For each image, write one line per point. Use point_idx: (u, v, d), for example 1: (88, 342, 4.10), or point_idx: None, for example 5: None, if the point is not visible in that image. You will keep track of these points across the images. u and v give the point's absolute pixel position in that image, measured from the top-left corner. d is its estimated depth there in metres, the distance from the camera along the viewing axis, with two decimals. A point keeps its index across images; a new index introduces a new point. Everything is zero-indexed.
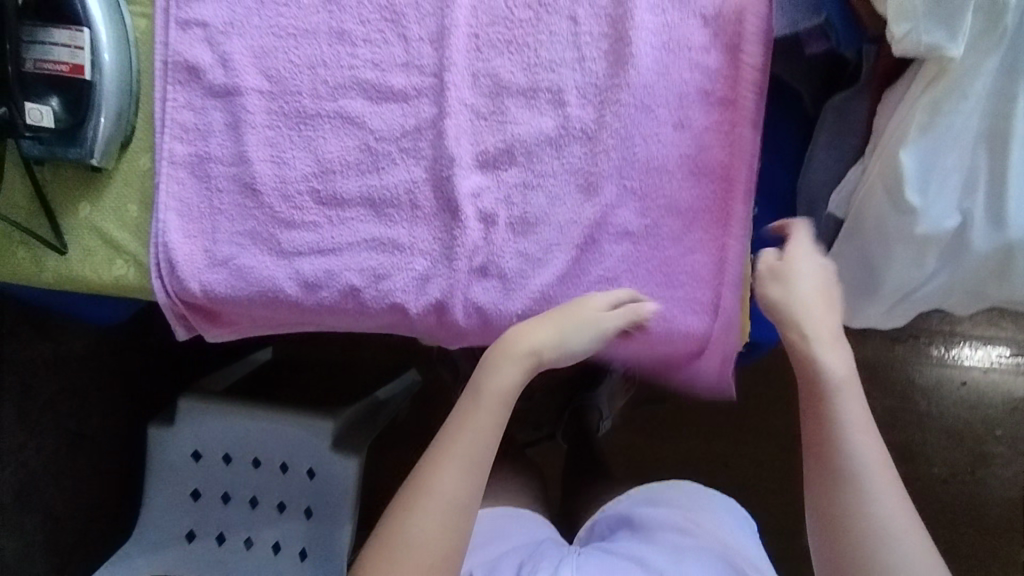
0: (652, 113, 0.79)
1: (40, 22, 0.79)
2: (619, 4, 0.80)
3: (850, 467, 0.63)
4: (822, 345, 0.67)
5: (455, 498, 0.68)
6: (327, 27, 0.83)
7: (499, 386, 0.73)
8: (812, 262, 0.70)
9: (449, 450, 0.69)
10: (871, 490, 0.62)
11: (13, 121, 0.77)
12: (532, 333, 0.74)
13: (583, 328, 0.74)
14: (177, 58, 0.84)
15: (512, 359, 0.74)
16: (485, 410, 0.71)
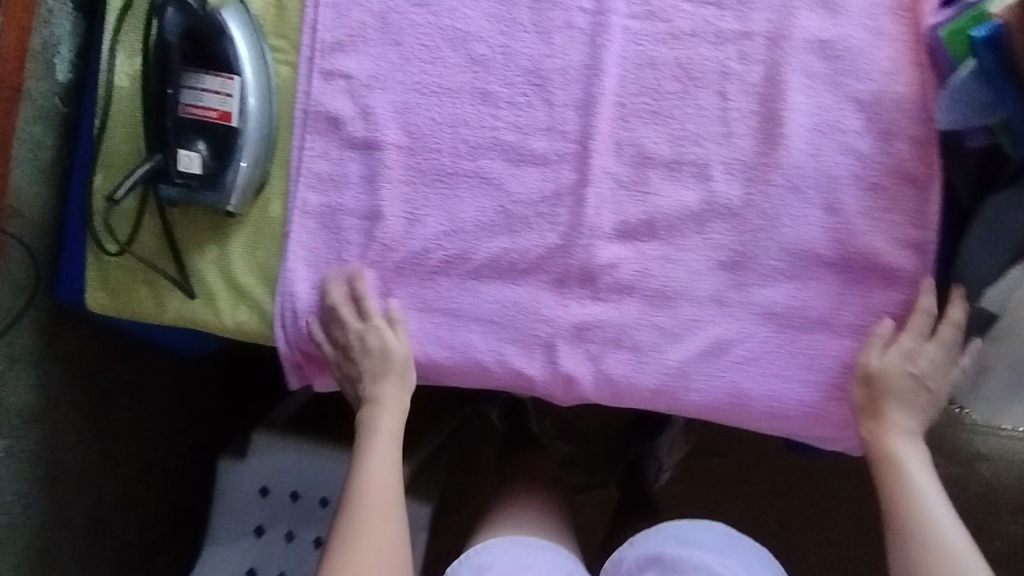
0: (802, 195, 0.78)
1: (195, 68, 0.79)
2: (772, 83, 0.79)
3: (927, 530, 0.74)
4: (895, 430, 0.78)
5: (388, 514, 0.80)
6: (471, 86, 0.82)
7: (379, 430, 0.84)
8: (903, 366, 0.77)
9: (368, 478, 0.82)
10: (952, 552, 0.72)
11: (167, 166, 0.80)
12: (380, 386, 0.84)
13: (382, 360, 0.82)
14: (318, 108, 0.83)
15: (381, 410, 0.84)
16: (374, 439, 0.84)
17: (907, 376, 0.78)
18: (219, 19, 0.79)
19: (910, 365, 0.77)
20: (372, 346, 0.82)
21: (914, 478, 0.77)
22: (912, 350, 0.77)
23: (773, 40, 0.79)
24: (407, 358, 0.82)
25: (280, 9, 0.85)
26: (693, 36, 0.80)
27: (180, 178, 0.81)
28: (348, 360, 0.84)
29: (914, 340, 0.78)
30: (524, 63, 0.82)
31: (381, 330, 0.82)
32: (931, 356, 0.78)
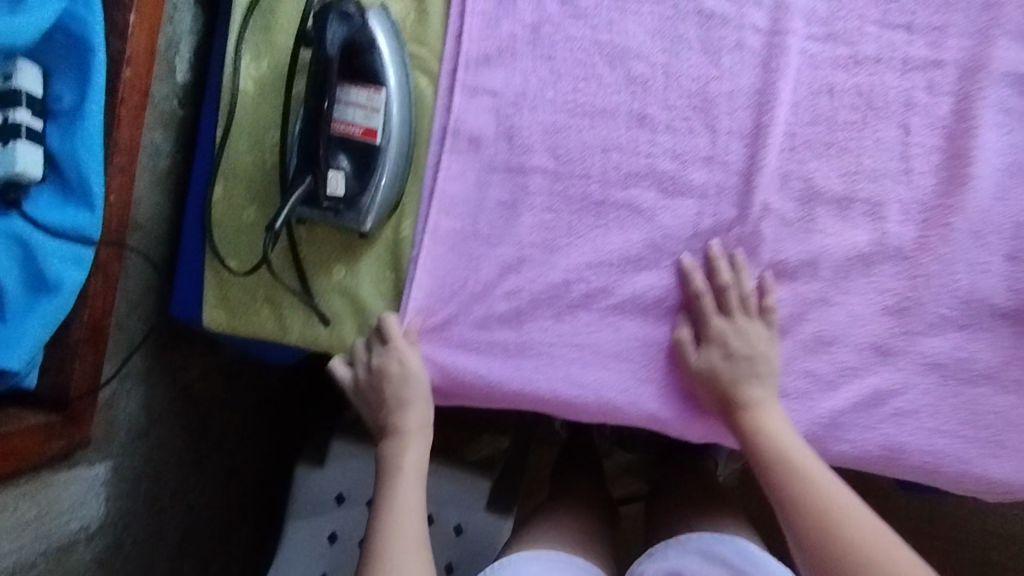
0: (983, 242, 0.73)
1: (340, 79, 0.74)
2: (962, 118, 0.74)
3: (824, 497, 0.66)
4: (764, 407, 0.72)
5: (418, 559, 0.69)
6: (628, 108, 0.77)
7: (400, 465, 0.75)
8: (743, 342, 0.73)
9: (391, 517, 0.71)
10: (850, 516, 0.64)
11: (317, 191, 0.74)
12: (403, 417, 0.76)
13: (398, 381, 0.76)
14: (459, 127, 0.78)
15: (405, 446, 0.75)
16: (390, 480, 0.74)
17: (742, 360, 0.73)
18: (370, 29, 0.74)
19: (749, 348, 0.73)
20: (389, 373, 0.76)
21: (781, 442, 0.70)
22: (719, 334, 0.74)
23: (964, 71, 0.74)
24: (423, 386, 0.76)
25: (421, 15, 0.80)
26: (876, 63, 0.75)
27: (326, 203, 0.75)
28: (369, 387, 0.78)
29: (746, 322, 0.74)
30: (688, 85, 0.76)
31: (400, 351, 0.76)
32: (765, 336, 0.74)
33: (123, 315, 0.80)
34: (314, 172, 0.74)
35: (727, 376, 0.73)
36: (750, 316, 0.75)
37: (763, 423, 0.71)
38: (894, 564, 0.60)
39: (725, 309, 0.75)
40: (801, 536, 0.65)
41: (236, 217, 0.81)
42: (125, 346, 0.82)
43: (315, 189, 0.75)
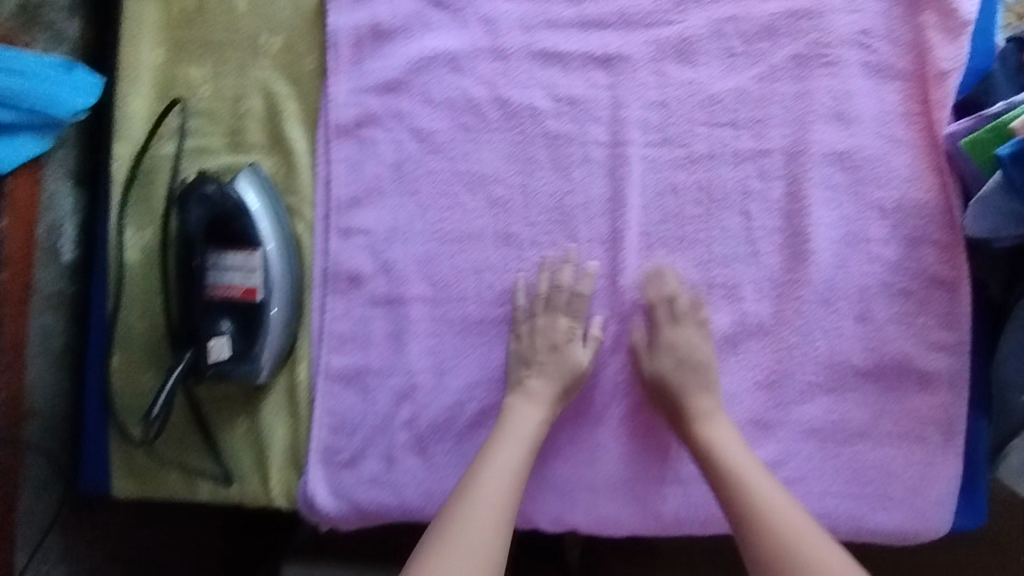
0: (833, 308, 0.79)
1: (216, 245, 0.77)
2: (794, 200, 0.81)
3: (773, 509, 0.67)
4: (720, 432, 0.75)
5: (492, 518, 0.68)
6: (493, 229, 0.83)
7: (517, 422, 0.76)
8: (692, 373, 0.77)
9: (485, 469, 0.72)
10: (795, 531, 0.66)
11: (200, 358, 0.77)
12: (545, 382, 0.78)
13: (557, 362, 0.78)
14: (338, 268, 0.82)
15: (528, 410, 0.76)
16: (502, 441, 0.74)
17: (682, 366, 0.77)
18: (237, 195, 0.78)
19: (688, 356, 0.77)
20: (560, 346, 0.79)
21: (730, 455, 0.72)
22: (659, 349, 0.78)
23: (790, 156, 0.81)
24: (582, 375, 0.79)
25: (291, 169, 0.84)
26: (711, 159, 0.82)
27: (215, 366, 0.78)
28: (528, 344, 0.80)
29: (687, 332, 0.79)
30: (546, 202, 0.83)
31: (576, 334, 0.80)
32: (705, 347, 0.79)
33: (29, 501, 0.80)
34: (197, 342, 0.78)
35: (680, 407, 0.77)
36: (687, 323, 0.79)
37: (712, 444, 0.74)
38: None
39: (672, 316, 0.79)
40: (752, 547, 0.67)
41: (134, 383, 0.83)
42: (34, 533, 0.82)
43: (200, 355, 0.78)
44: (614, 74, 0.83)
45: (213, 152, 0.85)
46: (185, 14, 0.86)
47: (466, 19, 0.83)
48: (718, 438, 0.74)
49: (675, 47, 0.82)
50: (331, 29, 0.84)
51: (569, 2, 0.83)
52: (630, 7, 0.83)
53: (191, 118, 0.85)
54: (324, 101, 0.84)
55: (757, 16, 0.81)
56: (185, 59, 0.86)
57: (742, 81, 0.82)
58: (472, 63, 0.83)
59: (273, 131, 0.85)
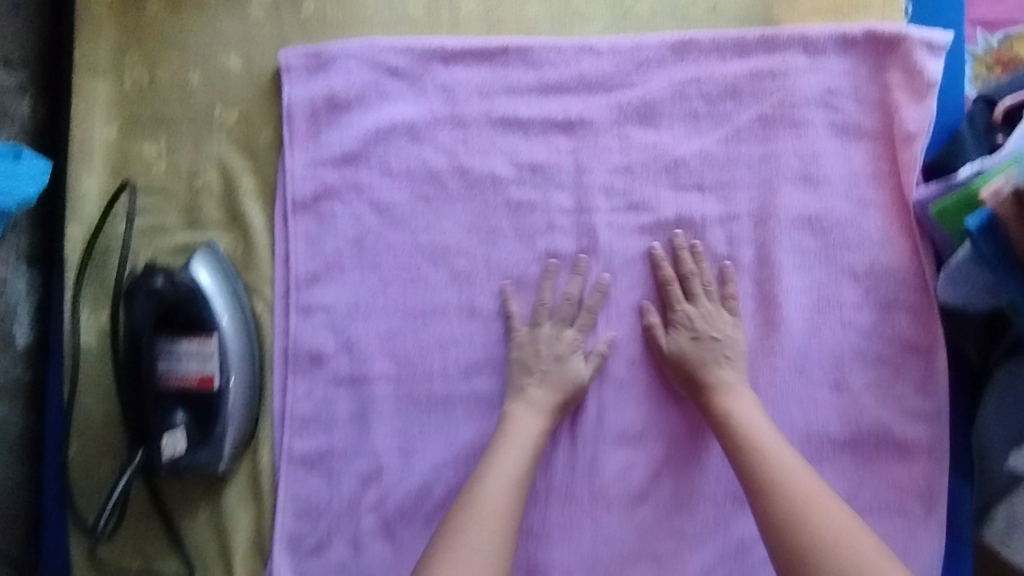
0: (807, 376, 0.77)
1: (169, 333, 0.75)
2: (764, 265, 0.79)
3: (790, 480, 0.65)
4: (741, 403, 0.73)
5: (497, 525, 0.67)
6: (457, 303, 0.81)
7: (521, 430, 0.74)
8: (715, 350, 0.76)
9: (489, 477, 0.70)
10: (812, 501, 0.63)
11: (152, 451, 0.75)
12: (544, 392, 0.76)
13: (560, 375, 0.77)
14: (299, 348, 0.80)
15: (533, 417, 0.75)
16: (505, 448, 0.73)
17: (700, 340, 0.76)
18: (197, 283, 0.76)
19: (705, 329, 0.76)
20: (560, 357, 0.77)
21: (750, 426, 0.71)
22: (681, 320, 0.77)
23: (758, 220, 0.79)
24: (584, 387, 0.78)
25: (249, 246, 0.82)
26: (678, 225, 0.80)
27: (170, 458, 0.75)
28: (530, 355, 0.78)
29: (710, 306, 0.78)
30: (510, 273, 0.81)
31: (580, 347, 0.78)
32: (730, 323, 0.77)
33: None
34: (149, 435, 0.76)
35: (700, 376, 0.75)
36: (713, 300, 0.78)
37: (732, 414, 0.72)
38: (857, 553, 0.59)
39: (690, 294, 0.78)
40: (767, 518, 0.64)
41: (94, 472, 0.81)
42: None
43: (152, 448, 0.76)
44: (576, 140, 0.81)
45: (168, 230, 0.83)
46: (137, 88, 0.83)
47: (424, 88, 0.81)
48: (737, 409, 0.72)
49: (638, 111, 0.80)
50: (286, 102, 0.81)
51: (529, 66, 0.81)
52: (591, 70, 0.80)
53: (144, 195, 0.83)
54: (281, 175, 0.82)
55: (720, 77, 0.79)
56: (137, 134, 0.83)
57: (708, 143, 0.80)
58: (431, 132, 0.81)
59: (228, 206, 0.82)
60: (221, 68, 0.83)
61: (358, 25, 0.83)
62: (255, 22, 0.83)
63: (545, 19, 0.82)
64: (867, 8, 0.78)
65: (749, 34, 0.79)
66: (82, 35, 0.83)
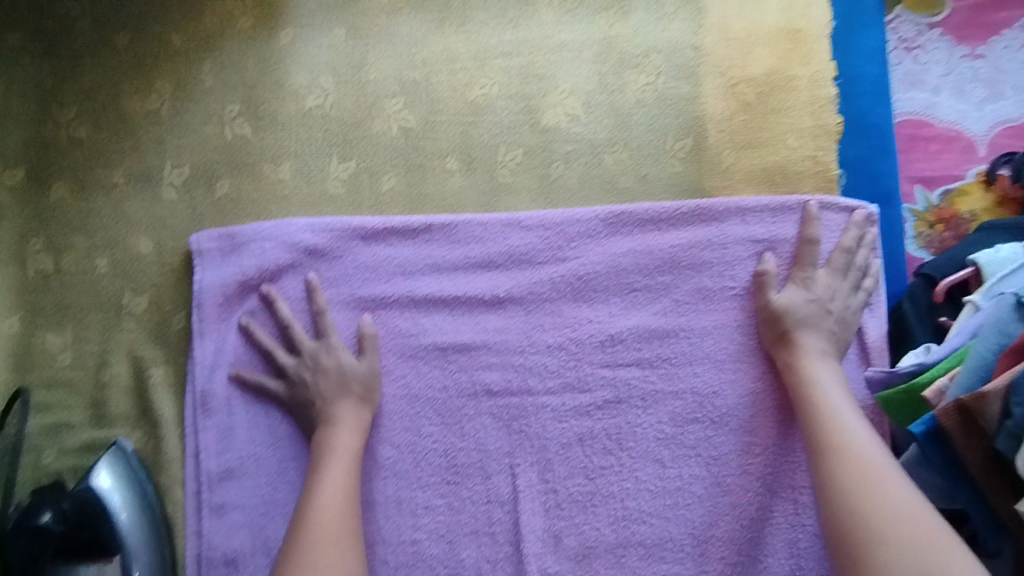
0: (762, 564, 0.71)
1: (63, 560, 0.69)
2: (712, 445, 0.73)
3: (850, 453, 0.62)
4: (822, 368, 0.70)
5: (337, 535, 0.66)
6: (383, 497, 0.75)
7: (335, 442, 0.72)
8: (826, 311, 0.72)
9: (319, 496, 0.68)
10: (878, 473, 0.60)
11: None
12: (330, 406, 0.73)
13: (333, 386, 0.74)
14: (211, 553, 0.74)
15: (336, 429, 0.72)
16: (325, 465, 0.71)
17: (823, 309, 0.72)
18: (100, 497, 0.70)
19: (826, 295, 0.72)
20: (329, 366, 0.75)
21: (826, 392, 0.68)
22: (797, 279, 0.73)
23: (701, 399, 0.74)
24: (370, 378, 0.75)
25: (158, 443, 0.76)
26: (618, 405, 0.75)
27: None
28: (298, 390, 0.75)
29: (831, 270, 0.73)
30: (438, 459, 0.75)
31: (338, 350, 0.75)
32: (853, 306, 0.72)
33: None
34: None
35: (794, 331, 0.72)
36: (850, 273, 0.73)
37: (811, 377, 0.69)
38: (914, 524, 0.55)
39: (827, 262, 0.74)
40: (824, 488, 0.62)
41: None
42: None
43: None
44: (506, 317, 0.77)
45: (72, 427, 0.77)
46: (41, 276, 0.80)
47: (345, 268, 0.78)
48: (818, 373, 0.70)
49: (571, 285, 0.77)
50: (197, 286, 0.78)
51: (455, 242, 0.78)
52: (519, 246, 0.77)
53: (49, 389, 0.78)
54: (190, 363, 0.77)
55: (657, 250, 0.76)
56: (40, 325, 0.79)
57: (644, 318, 0.76)
58: (354, 314, 0.78)
59: (138, 399, 0.78)
60: (132, 253, 0.80)
61: (277, 206, 0.81)
62: (169, 204, 0.81)
63: (471, 193, 0.80)
64: (801, 178, 0.76)
65: (682, 205, 0.76)
66: None
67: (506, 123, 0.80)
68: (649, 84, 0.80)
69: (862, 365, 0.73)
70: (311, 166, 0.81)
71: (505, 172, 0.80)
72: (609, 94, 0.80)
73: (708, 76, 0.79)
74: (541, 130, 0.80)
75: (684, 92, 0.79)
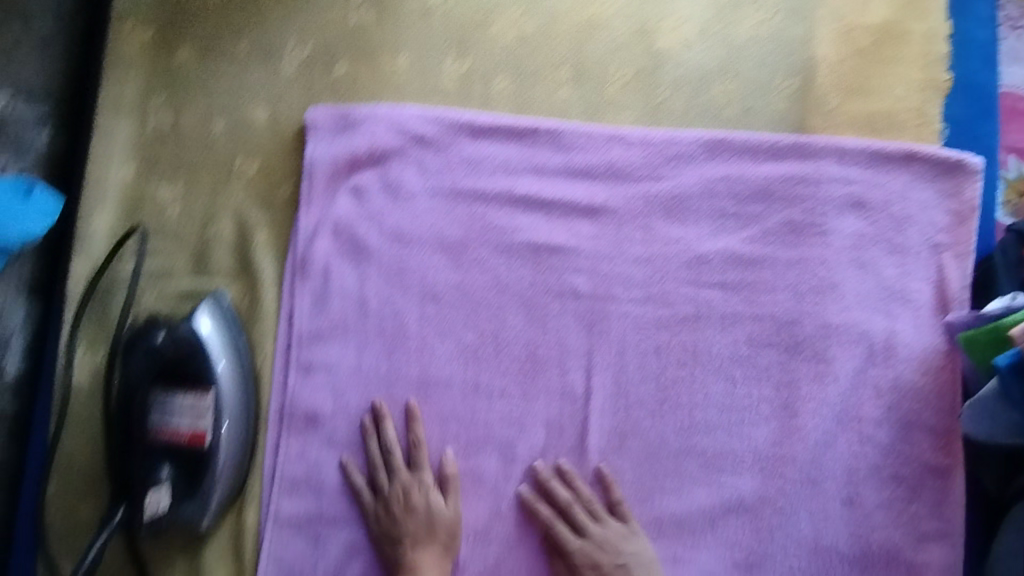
0: (820, 489, 0.74)
1: (163, 388, 0.73)
2: (784, 370, 0.76)
3: None
4: None
5: None
6: (462, 377, 0.79)
7: None
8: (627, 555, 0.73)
9: None
10: None
11: (136, 516, 0.73)
12: (418, 549, 0.74)
13: (417, 518, 0.75)
14: (296, 405, 0.79)
15: None
16: None
17: (619, 565, 0.73)
18: (198, 338, 0.74)
19: (627, 550, 0.73)
20: (416, 503, 0.75)
21: None
22: (594, 541, 0.74)
23: (779, 325, 0.77)
24: (455, 520, 0.76)
25: (256, 299, 0.81)
26: (697, 321, 0.78)
27: (153, 518, 0.73)
28: (386, 523, 0.75)
29: (613, 530, 0.74)
30: (518, 353, 0.79)
31: (428, 486, 0.76)
32: (640, 551, 0.74)
33: None
34: (133, 494, 0.73)
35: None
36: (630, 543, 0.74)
37: None
38: None
39: (615, 523, 0.75)
40: None
41: (67, 519, 0.79)
42: None
43: (137, 506, 0.73)
44: (598, 226, 0.80)
45: (175, 276, 0.81)
46: (158, 131, 0.84)
47: (450, 159, 0.82)
48: None
49: (664, 203, 0.79)
50: (309, 159, 0.82)
51: (559, 147, 0.81)
52: (619, 159, 0.80)
53: (156, 237, 0.82)
54: (293, 233, 0.82)
55: (753, 178, 0.78)
56: (153, 177, 0.83)
57: (733, 242, 0.78)
58: (452, 206, 0.81)
59: (241, 258, 0.82)
60: (248, 120, 0.83)
61: (390, 93, 0.84)
62: (287, 79, 0.84)
63: (578, 104, 0.82)
64: (902, 127, 0.79)
65: (783, 139, 0.78)
66: (111, 75, 0.84)
67: (619, 44, 0.82)
68: (763, 21, 0.82)
69: (937, 312, 0.76)
70: (425, 60, 0.84)
71: (613, 88, 0.82)
72: (723, 26, 0.82)
73: (823, 21, 0.81)
74: (653, 53, 0.82)
75: (797, 34, 0.81)
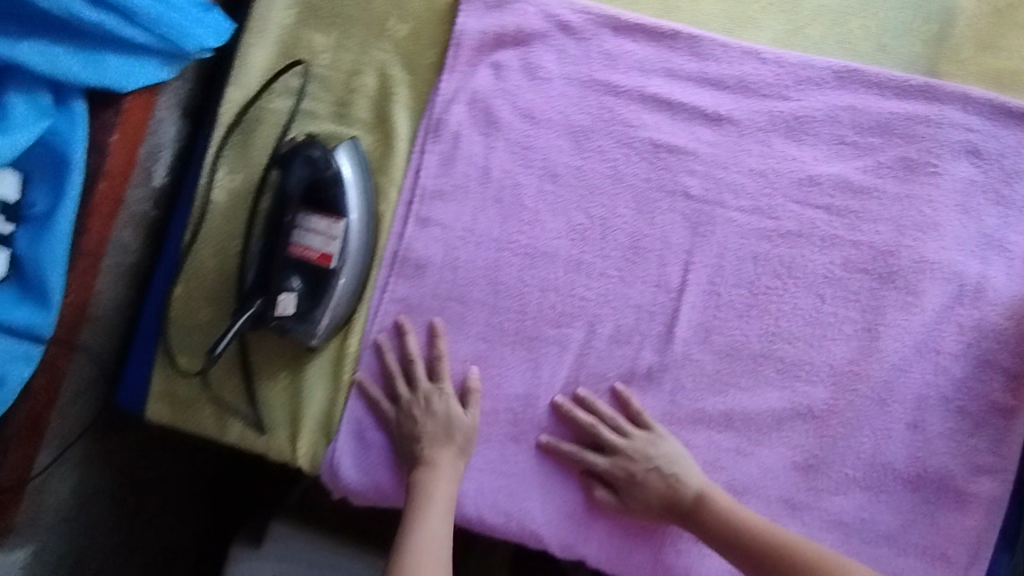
0: (886, 409, 0.79)
1: (303, 208, 0.80)
2: (873, 296, 0.81)
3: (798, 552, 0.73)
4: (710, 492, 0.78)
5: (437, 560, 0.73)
6: (567, 253, 0.84)
7: (431, 483, 0.78)
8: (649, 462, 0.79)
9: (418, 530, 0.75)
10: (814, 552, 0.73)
11: (265, 315, 0.80)
12: (436, 445, 0.80)
13: (437, 426, 0.80)
14: (409, 253, 0.85)
15: (435, 474, 0.78)
16: (423, 513, 0.76)
17: (654, 463, 0.79)
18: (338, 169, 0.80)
19: (659, 453, 0.79)
20: (436, 409, 0.81)
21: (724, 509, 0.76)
22: (618, 451, 0.80)
23: (875, 254, 0.81)
24: (473, 427, 0.81)
25: (387, 149, 0.87)
26: (798, 238, 0.82)
27: (276, 322, 0.81)
28: (406, 421, 0.82)
29: (641, 438, 0.80)
30: (624, 241, 0.84)
31: (450, 397, 0.82)
32: (670, 452, 0.79)
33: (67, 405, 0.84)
34: (266, 298, 0.81)
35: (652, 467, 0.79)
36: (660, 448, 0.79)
37: (713, 505, 0.77)
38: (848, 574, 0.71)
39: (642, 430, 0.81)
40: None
41: (191, 318, 0.87)
42: (64, 437, 0.86)
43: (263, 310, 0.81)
44: (719, 135, 0.84)
45: (317, 117, 0.88)
46: None
47: (589, 50, 0.86)
48: (710, 498, 0.77)
49: (786, 122, 0.83)
50: (458, 28, 0.86)
51: (694, 54, 0.85)
52: (751, 74, 0.84)
53: (306, 78, 0.88)
54: (432, 96, 0.87)
55: (876, 112, 0.82)
56: (311, 23, 0.89)
57: (845, 169, 0.82)
58: (583, 95, 0.86)
59: (380, 110, 0.87)
60: None
61: None
62: None
63: (718, 18, 0.86)
64: None
65: (913, 79, 0.82)
66: None
67: None
68: None
69: None
70: None
71: (755, 8, 0.86)
72: None
73: None
74: None
75: None
